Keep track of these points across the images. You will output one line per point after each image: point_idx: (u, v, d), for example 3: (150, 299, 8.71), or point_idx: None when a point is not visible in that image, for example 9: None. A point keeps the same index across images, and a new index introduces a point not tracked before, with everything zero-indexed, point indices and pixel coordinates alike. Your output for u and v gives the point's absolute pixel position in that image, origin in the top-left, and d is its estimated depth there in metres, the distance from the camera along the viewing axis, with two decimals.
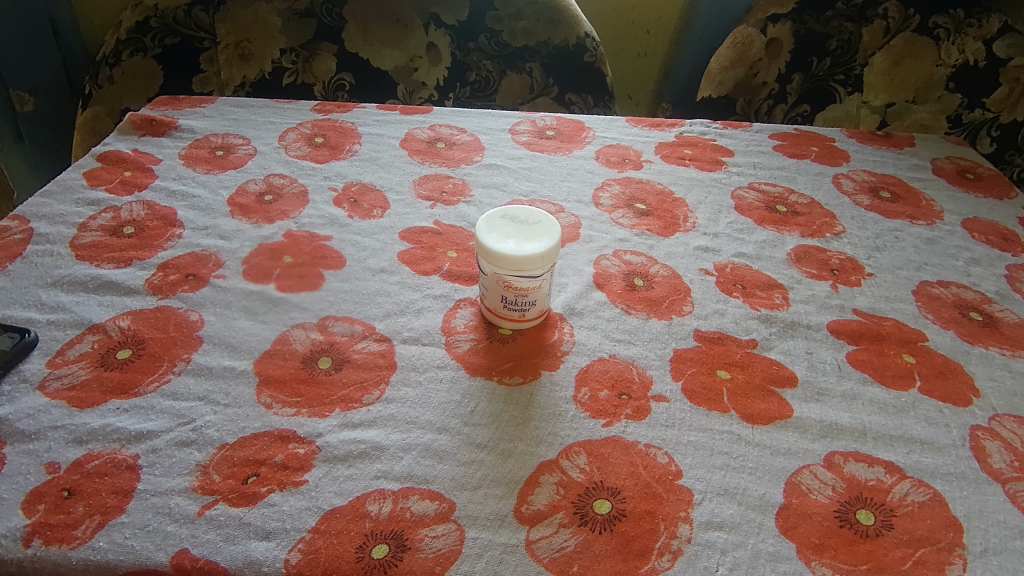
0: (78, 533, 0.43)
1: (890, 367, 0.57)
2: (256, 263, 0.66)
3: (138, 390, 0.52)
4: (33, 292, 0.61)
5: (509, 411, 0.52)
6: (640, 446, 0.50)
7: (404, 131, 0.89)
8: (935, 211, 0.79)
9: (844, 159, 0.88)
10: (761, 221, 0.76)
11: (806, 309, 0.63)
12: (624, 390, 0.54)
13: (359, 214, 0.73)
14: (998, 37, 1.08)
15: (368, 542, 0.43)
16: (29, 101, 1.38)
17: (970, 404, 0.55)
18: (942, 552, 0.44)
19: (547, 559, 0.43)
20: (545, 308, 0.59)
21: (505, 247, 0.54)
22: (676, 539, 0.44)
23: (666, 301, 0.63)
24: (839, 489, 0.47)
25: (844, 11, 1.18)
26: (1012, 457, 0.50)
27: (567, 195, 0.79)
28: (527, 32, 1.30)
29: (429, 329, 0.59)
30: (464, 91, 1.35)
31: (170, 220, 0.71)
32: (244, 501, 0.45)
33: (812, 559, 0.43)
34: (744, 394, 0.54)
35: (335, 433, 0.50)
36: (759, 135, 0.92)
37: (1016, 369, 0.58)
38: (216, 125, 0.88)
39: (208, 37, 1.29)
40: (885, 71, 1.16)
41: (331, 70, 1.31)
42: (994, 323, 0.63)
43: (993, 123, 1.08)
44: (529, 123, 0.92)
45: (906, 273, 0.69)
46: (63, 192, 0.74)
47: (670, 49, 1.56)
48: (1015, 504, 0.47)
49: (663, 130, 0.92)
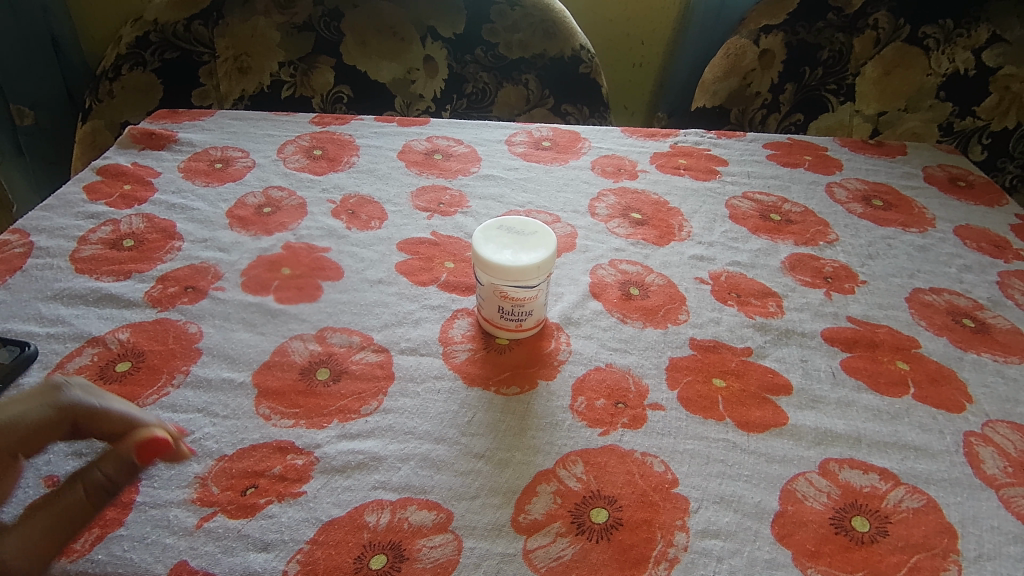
0: (78, 546, 0.43)
1: (883, 374, 0.58)
2: (254, 275, 0.66)
3: (138, 403, 0.52)
4: (33, 305, 0.61)
5: (505, 421, 0.53)
6: (636, 454, 0.50)
7: (401, 143, 0.90)
8: (927, 219, 0.79)
9: (837, 167, 0.89)
10: (755, 229, 0.76)
11: (800, 316, 0.64)
12: (620, 399, 0.54)
13: (357, 226, 0.74)
14: (987, 46, 1.09)
15: (367, 552, 0.43)
16: (29, 115, 1.39)
17: (963, 410, 0.55)
18: (937, 557, 0.44)
19: (544, 568, 0.43)
20: (542, 318, 0.60)
21: (501, 257, 0.55)
22: (673, 547, 0.44)
23: (661, 310, 0.64)
24: (834, 495, 0.48)
25: (835, 21, 1.19)
26: (1005, 462, 0.51)
27: (563, 206, 0.79)
28: (523, 44, 1.32)
29: (427, 339, 0.60)
30: (461, 103, 1.36)
31: (169, 233, 0.71)
32: (242, 513, 0.45)
33: (807, 566, 0.43)
34: (739, 402, 0.54)
35: (332, 444, 0.50)
36: (753, 144, 0.93)
37: (1008, 375, 0.59)
38: (216, 138, 0.88)
39: (208, 51, 1.30)
40: (876, 81, 1.17)
41: (329, 83, 1.32)
42: (986, 329, 0.64)
43: (984, 131, 1.11)
44: (525, 135, 0.93)
45: (898, 281, 0.69)
46: (63, 205, 0.74)
47: (664, 58, 1.57)
48: (1009, 509, 0.48)
49: (658, 140, 0.93)
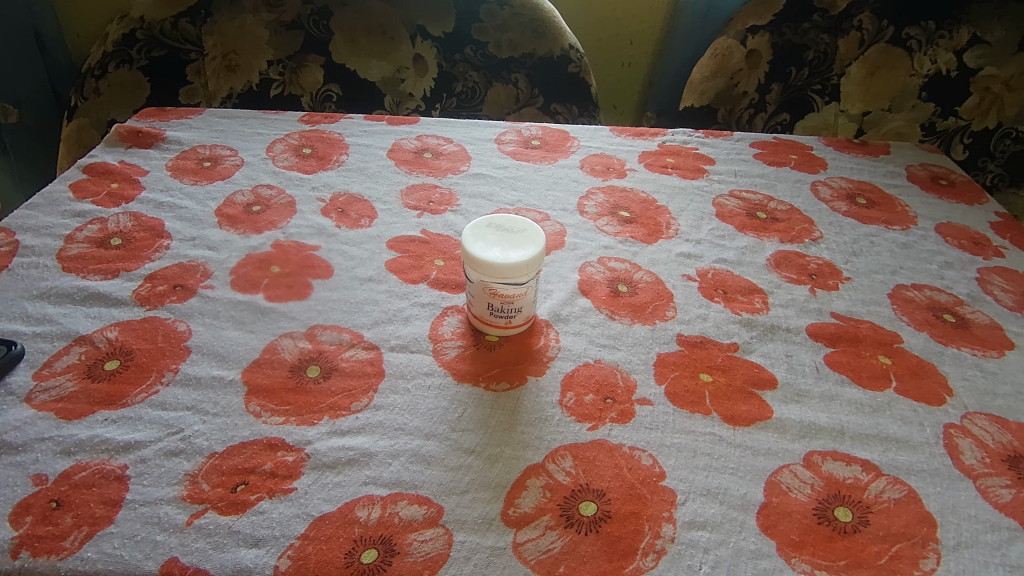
0: (67, 544, 0.43)
1: (866, 368, 0.59)
2: (243, 273, 0.66)
3: (127, 401, 0.52)
4: (19, 304, 0.61)
5: (495, 417, 0.53)
6: (625, 448, 0.51)
7: (390, 141, 0.90)
8: (909, 217, 0.81)
9: (822, 166, 0.90)
10: (742, 227, 0.77)
11: (786, 312, 0.65)
12: (609, 395, 0.55)
13: (346, 224, 0.74)
14: (968, 48, 1.11)
15: (357, 547, 0.44)
16: (14, 113, 1.38)
17: (943, 403, 0.56)
18: (917, 546, 0.45)
19: (533, 561, 0.43)
20: (531, 315, 0.60)
21: (490, 255, 0.55)
22: (660, 538, 0.45)
23: (650, 306, 0.65)
24: (817, 487, 0.49)
25: (820, 22, 1.21)
26: (983, 453, 0.52)
27: (552, 204, 0.80)
28: (512, 43, 1.32)
29: (417, 337, 0.60)
30: (450, 101, 1.36)
31: (157, 231, 0.71)
32: (233, 509, 0.45)
33: (791, 556, 0.44)
34: (726, 396, 0.55)
35: (323, 440, 0.50)
36: (740, 143, 0.94)
37: (987, 369, 0.60)
38: (204, 137, 0.88)
39: (195, 49, 1.29)
40: (861, 81, 1.18)
41: (318, 82, 1.32)
42: (966, 324, 0.65)
43: (965, 130, 1.12)
44: (515, 133, 0.94)
45: (882, 277, 0.71)
46: (49, 204, 0.74)
47: (652, 58, 1.58)
48: (987, 499, 0.49)
49: (646, 139, 0.94)
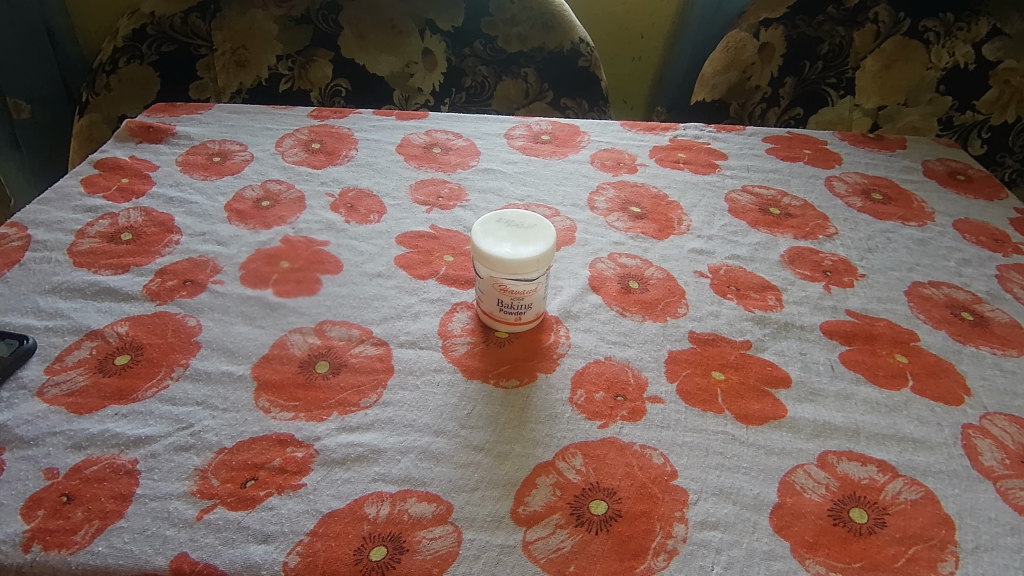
0: (78, 538, 0.43)
1: (882, 367, 0.58)
2: (252, 268, 0.66)
3: (137, 395, 0.53)
4: (31, 298, 0.61)
5: (505, 414, 0.53)
6: (636, 446, 0.50)
7: (399, 136, 0.89)
8: (926, 213, 0.79)
9: (836, 161, 0.89)
10: (754, 223, 0.76)
11: (800, 310, 0.64)
12: (620, 392, 0.55)
13: (356, 219, 0.74)
14: (987, 40, 1.09)
15: (366, 544, 0.44)
16: (26, 109, 1.39)
17: (961, 402, 0.55)
18: (934, 549, 0.44)
19: (544, 560, 0.43)
20: (541, 311, 0.60)
21: (499, 251, 0.55)
22: (672, 538, 0.44)
23: (660, 303, 0.64)
24: (832, 488, 0.48)
25: (835, 15, 1.19)
26: (1003, 455, 0.51)
27: (562, 199, 0.79)
28: (522, 37, 1.31)
29: (426, 333, 0.60)
30: (460, 96, 1.35)
31: (167, 226, 0.71)
32: (242, 505, 0.45)
33: (806, 558, 0.44)
34: (738, 395, 0.55)
35: (332, 436, 0.50)
36: (752, 138, 0.93)
37: (1006, 368, 0.59)
38: (213, 132, 0.88)
39: (205, 44, 1.29)
40: (876, 75, 1.16)
41: (328, 77, 1.32)
42: (984, 323, 0.64)
43: (984, 125, 1.11)
44: (524, 128, 0.93)
45: (898, 274, 0.69)
46: (61, 199, 0.74)
47: (664, 52, 1.57)
48: (1006, 501, 0.48)
49: (657, 134, 0.93)
